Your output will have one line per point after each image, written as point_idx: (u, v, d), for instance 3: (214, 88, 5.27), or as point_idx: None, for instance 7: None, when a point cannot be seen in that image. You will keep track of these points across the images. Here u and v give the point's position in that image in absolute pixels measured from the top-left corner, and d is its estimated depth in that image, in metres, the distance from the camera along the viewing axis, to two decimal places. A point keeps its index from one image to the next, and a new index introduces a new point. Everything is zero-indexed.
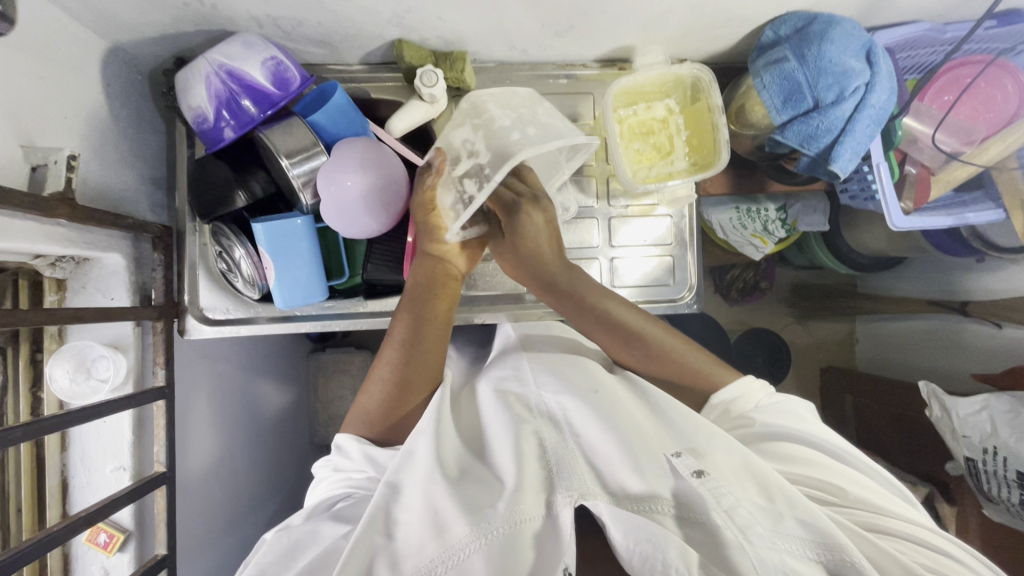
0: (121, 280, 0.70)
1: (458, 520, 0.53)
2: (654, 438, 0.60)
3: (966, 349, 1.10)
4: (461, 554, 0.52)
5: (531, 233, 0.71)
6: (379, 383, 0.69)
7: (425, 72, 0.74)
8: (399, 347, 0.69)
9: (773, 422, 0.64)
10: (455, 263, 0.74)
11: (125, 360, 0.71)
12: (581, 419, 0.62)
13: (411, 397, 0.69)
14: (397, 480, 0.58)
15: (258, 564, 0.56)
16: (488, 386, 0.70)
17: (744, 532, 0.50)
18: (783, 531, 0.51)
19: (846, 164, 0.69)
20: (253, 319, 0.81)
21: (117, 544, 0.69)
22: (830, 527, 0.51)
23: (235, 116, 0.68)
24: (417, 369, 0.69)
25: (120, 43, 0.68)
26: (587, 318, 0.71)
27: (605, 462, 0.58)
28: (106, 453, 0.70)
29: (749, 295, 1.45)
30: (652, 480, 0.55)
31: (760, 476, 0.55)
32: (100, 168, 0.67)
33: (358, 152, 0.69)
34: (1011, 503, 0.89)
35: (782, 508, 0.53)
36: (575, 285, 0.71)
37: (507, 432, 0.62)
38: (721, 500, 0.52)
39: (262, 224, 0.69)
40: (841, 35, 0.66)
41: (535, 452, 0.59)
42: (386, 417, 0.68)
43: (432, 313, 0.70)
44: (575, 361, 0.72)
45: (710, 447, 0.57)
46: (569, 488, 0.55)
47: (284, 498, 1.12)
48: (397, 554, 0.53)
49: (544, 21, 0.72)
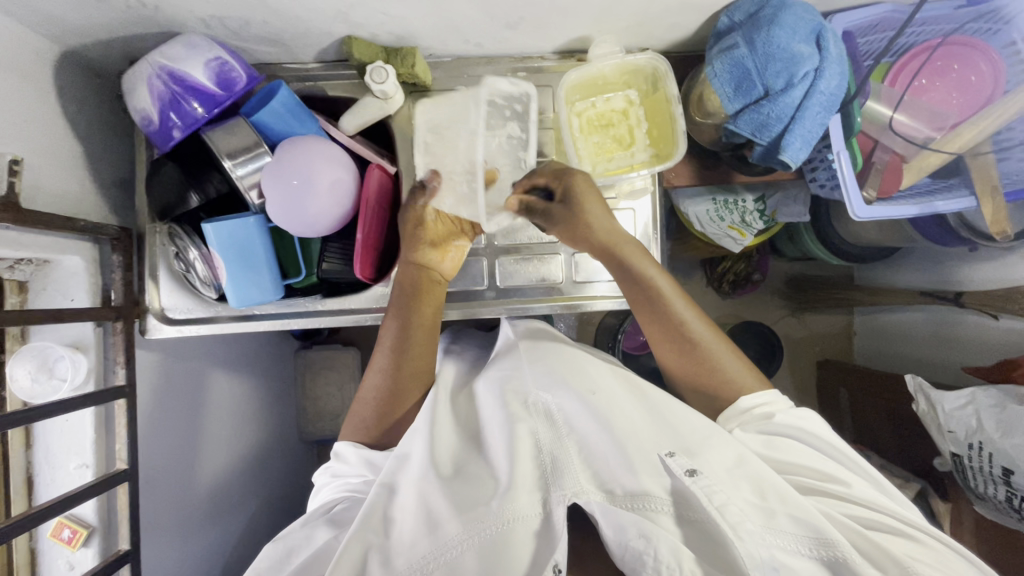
0: (81, 281, 0.71)
1: (451, 520, 0.57)
2: (649, 431, 0.62)
3: (969, 341, 1.07)
4: (455, 550, 0.55)
5: (592, 205, 0.73)
6: (372, 389, 0.73)
7: (375, 68, 0.73)
8: (389, 353, 0.73)
9: (791, 422, 0.64)
10: (438, 269, 0.76)
11: (86, 360, 0.72)
12: (576, 415, 0.63)
13: (403, 403, 0.73)
14: (393, 481, 0.62)
15: (255, 570, 0.60)
16: (490, 386, 0.70)
17: (735, 528, 0.52)
18: (775, 527, 0.54)
19: (797, 154, 0.66)
20: (214, 319, 0.81)
21: (81, 540, 0.71)
22: (825, 525, 0.53)
23: (181, 116, 0.67)
24: (409, 375, 0.73)
25: (74, 47, 0.69)
26: (621, 274, 0.73)
27: (602, 462, 0.59)
28: (69, 450, 0.72)
29: (741, 288, 1.42)
30: (646, 479, 0.57)
31: (754, 476, 0.57)
32: (52, 172, 0.68)
33: (298, 151, 0.68)
34: (998, 500, 0.88)
35: (774, 505, 0.55)
36: (624, 243, 0.73)
37: (501, 429, 0.63)
38: (712, 498, 0.54)
39: (211, 224, 0.68)
40: (790, 19, 0.62)
41: (530, 450, 0.61)
42: (382, 422, 0.72)
43: (421, 317, 0.74)
44: (574, 359, 0.71)
45: (705, 448, 0.59)
46: (563, 487, 0.58)
47: (273, 492, 1.14)
48: (389, 552, 0.56)
49: (493, 14, 0.70)
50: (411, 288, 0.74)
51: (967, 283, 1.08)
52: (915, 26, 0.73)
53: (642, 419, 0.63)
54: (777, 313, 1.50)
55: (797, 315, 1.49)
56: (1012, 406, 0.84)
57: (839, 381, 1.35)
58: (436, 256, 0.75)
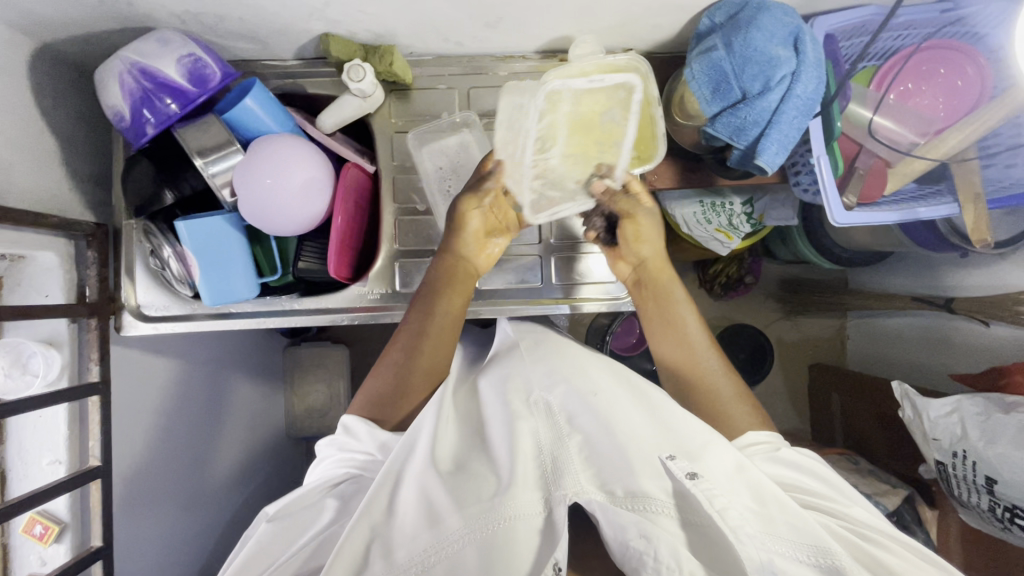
0: (55, 277, 0.71)
1: (452, 514, 0.55)
2: (647, 433, 0.59)
3: (960, 348, 1.06)
4: (455, 545, 0.54)
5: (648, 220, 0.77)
6: (384, 368, 0.72)
7: (352, 67, 0.72)
8: (410, 333, 0.73)
9: (800, 457, 0.63)
10: (473, 264, 0.79)
11: (59, 356, 0.71)
12: (578, 416, 0.61)
13: (410, 389, 0.70)
14: (399, 472, 0.59)
15: (257, 543, 0.60)
16: (492, 386, 0.67)
17: (735, 532, 0.51)
18: (774, 534, 0.52)
19: (773, 159, 0.65)
20: (191, 317, 0.81)
21: (53, 536, 0.71)
22: (823, 534, 0.52)
23: (154, 113, 0.66)
24: (424, 358, 0.72)
25: (48, 42, 0.69)
26: (650, 284, 0.78)
27: (607, 461, 0.57)
28: (42, 446, 0.72)
29: (732, 291, 1.42)
30: (645, 480, 0.55)
31: (753, 482, 0.55)
32: (26, 167, 0.68)
33: (272, 149, 0.68)
34: (980, 509, 0.87)
35: (774, 512, 0.53)
36: (658, 258, 0.78)
37: (502, 425, 0.62)
38: (713, 502, 0.52)
39: (184, 223, 0.69)
40: (768, 22, 0.61)
41: (532, 449, 0.59)
42: (387, 404, 0.69)
43: (450, 303, 0.75)
44: (574, 360, 0.69)
45: (706, 452, 0.57)
46: (564, 486, 0.55)
47: (259, 489, 1.14)
48: (390, 543, 0.55)
49: (471, 13, 0.70)
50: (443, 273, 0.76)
51: (958, 289, 1.06)
52: (893, 30, 0.73)
53: (643, 420, 0.60)
54: (770, 316, 1.49)
55: (790, 318, 1.48)
56: (997, 414, 0.83)
57: (830, 385, 1.35)
58: (475, 249, 0.78)
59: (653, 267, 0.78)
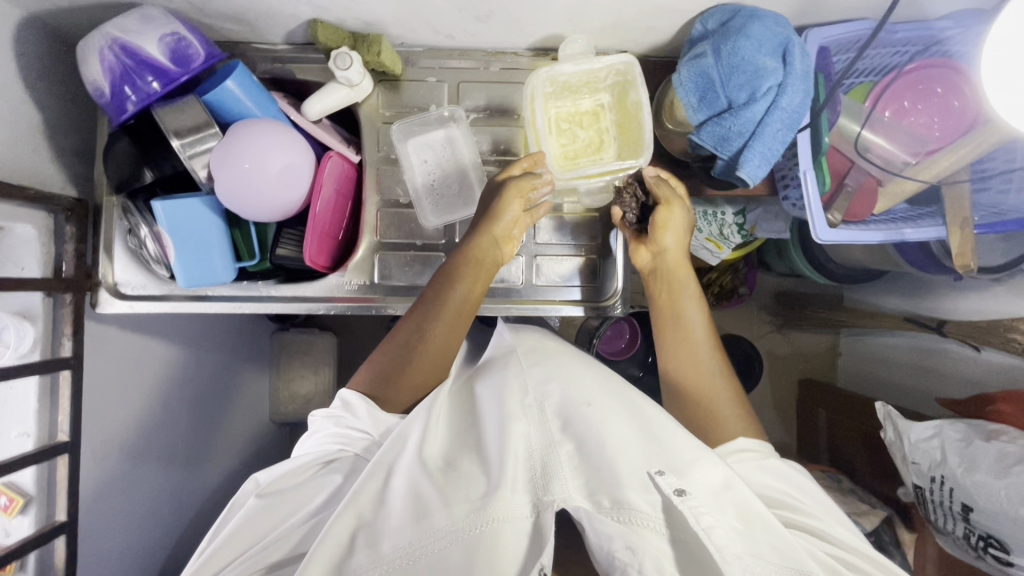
0: (32, 249, 0.69)
1: (441, 509, 0.53)
2: (636, 446, 0.56)
3: (948, 372, 1.04)
4: (442, 541, 0.51)
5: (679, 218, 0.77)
6: (393, 344, 0.71)
7: (339, 55, 0.71)
8: (422, 311, 0.72)
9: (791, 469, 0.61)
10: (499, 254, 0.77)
11: (31, 330, 0.69)
12: (572, 421, 0.59)
13: (411, 366, 0.69)
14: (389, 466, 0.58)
15: (238, 526, 0.57)
16: (486, 385, 0.66)
17: (721, 552, 0.49)
18: (757, 556, 0.50)
19: (755, 171, 0.64)
20: (167, 297, 0.83)
21: (17, 508, 0.70)
22: (806, 560, 0.49)
23: (135, 90, 0.66)
24: (430, 341, 0.70)
25: (35, 13, 0.68)
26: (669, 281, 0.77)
27: (597, 470, 0.55)
28: (9, 419, 0.70)
29: (727, 300, 1.39)
30: (631, 493, 0.52)
31: (740, 502, 0.52)
32: (8, 137, 0.67)
33: (248, 134, 0.67)
34: (955, 536, 0.86)
35: (759, 533, 0.51)
36: (680, 258, 0.78)
37: (496, 424, 0.59)
38: (700, 520, 0.50)
39: (160, 202, 0.68)
40: (758, 30, 0.60)
41: (523, 452, 0.57)
42: (385, 382, 0.68)
43: (470, 288, 0.73)
44: (568, 364, 0.67)
45: (693, 466, 0.54)
46: (552, 492, 0.53)
47: (237, 472, 1.13)
48: (377, 532, 0.52)
49: (460, 5, 0.68)
50: (466, 257, 0.73)
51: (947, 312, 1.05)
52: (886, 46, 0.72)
53: (630, 427, 0.58)
54: (762, 328, 1.48)
55: (782, 331, 1.47)
56: (978, 442, 0.82)
57: (818, 402, 1.34)
58: (502, 239, 0.76)
59: (673, 263, 0.77)
